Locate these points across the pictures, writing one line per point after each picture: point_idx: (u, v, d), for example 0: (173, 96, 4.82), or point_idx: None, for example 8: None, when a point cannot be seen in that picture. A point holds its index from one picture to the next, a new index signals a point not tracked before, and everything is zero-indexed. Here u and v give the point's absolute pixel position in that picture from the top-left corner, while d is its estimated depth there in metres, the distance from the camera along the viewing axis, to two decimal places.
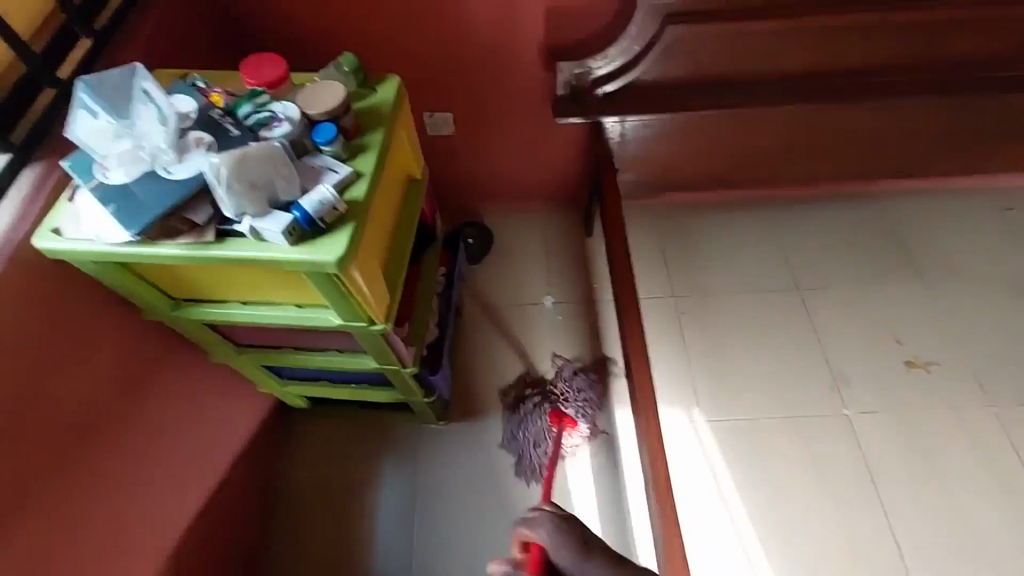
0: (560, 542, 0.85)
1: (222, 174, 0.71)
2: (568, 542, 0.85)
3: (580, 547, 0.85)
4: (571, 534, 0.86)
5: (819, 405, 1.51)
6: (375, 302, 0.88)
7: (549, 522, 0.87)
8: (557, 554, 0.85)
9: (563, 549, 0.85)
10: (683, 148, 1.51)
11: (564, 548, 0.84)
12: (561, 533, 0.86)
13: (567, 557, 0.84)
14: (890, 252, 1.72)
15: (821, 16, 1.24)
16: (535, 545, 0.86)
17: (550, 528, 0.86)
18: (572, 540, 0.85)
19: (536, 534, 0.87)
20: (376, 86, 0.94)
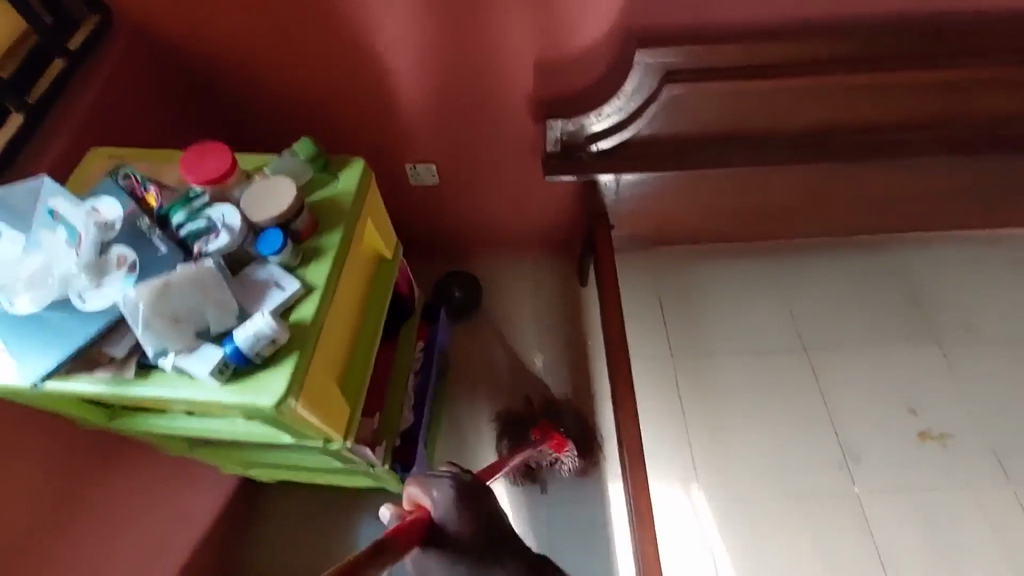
0: (452, 514, 0.74)
1: (138, 310, 0.61)
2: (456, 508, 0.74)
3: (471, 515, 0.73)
4: (465, 502, 0.75)
5: (826, 482, 1.41)
6: (332, 422, 0.78)
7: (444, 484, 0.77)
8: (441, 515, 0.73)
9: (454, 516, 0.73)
10: (683, 205, 1.39)
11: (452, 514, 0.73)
12: (455, 503, 0.74)
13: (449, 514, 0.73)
14: (902, 309, 1.62)
15: (836, 75, 1.13)
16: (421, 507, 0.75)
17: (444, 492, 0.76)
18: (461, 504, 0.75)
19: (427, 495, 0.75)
20: (338, 173, 0.83)
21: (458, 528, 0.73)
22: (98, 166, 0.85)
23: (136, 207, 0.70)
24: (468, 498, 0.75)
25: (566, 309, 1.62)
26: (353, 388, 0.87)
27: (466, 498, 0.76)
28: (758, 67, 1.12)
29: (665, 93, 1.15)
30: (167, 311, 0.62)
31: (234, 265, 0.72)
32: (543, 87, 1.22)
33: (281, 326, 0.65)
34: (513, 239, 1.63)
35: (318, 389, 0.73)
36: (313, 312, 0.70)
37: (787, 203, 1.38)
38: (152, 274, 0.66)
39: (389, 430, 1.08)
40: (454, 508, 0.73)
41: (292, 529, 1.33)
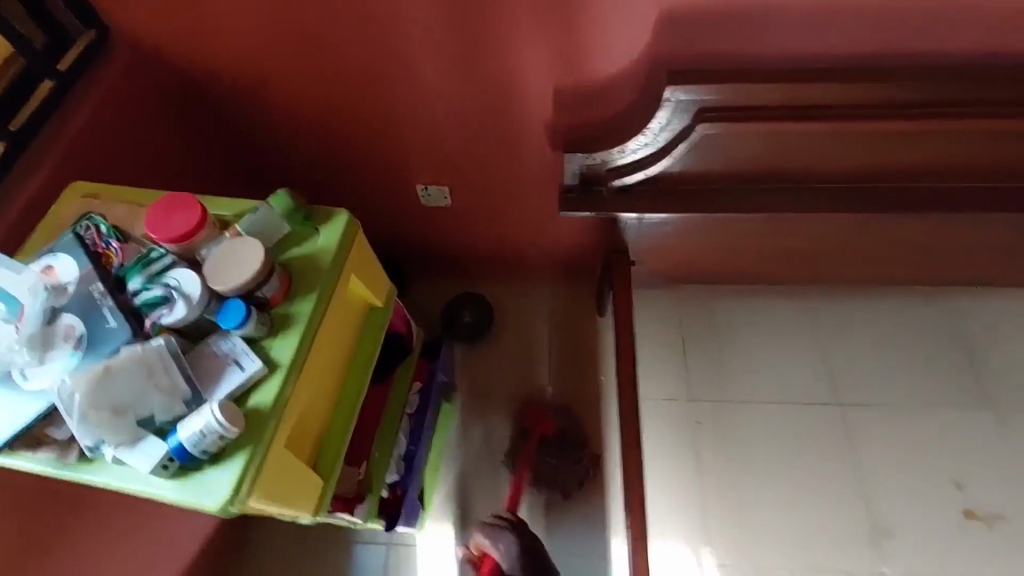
0: (513, 561, 1.07)
1: (74, 401, 0.57)
2: (514, 555, 1.08)
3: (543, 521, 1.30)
4: (519, 548, 1.09)
5: (852, 558, 1.28)
6: (297, 503, 0.72)
7: (506, 538, 1.10)
8: (505, 563, 1.08)
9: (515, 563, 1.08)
10: (713, 244, 1.26)
11: (512, 560, 1.08)
12: (514, 554, 1.08)
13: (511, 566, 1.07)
14: (955, 367, 1.45)
15: (896, 120, 0.99)
16: (489, 554, 1.10)
17: (507, 543, 1.09)
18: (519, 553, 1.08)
19: (495, 546, 1.10)
20: (319, 227, 0.76)
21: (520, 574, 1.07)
22: (72, 204, 0.81)
23: (92, 270, 0.65)
24: (523, 550, 1.08)
25: (579, 341, 1.51)
26: (329, 455, 0.81)
27: (523, 551, 1.09)
28: (808, 107, 0.99)
29: (698, 131, 1.03)
30: (107, 400, 0.58)
31: (195, 334, 0.66)
32: (565, 112, 1.11)
33: (233, 421, 0.59)
34: (527, 263, 1.53)
35: (281, 475, 0.67)
36: (273, 397, 0.63)
37: (830, 248, 1.24)
38: (100, 351, 0.61)
39: (376, 481, 1.00)
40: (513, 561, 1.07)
41: (283, 559, 1.30)
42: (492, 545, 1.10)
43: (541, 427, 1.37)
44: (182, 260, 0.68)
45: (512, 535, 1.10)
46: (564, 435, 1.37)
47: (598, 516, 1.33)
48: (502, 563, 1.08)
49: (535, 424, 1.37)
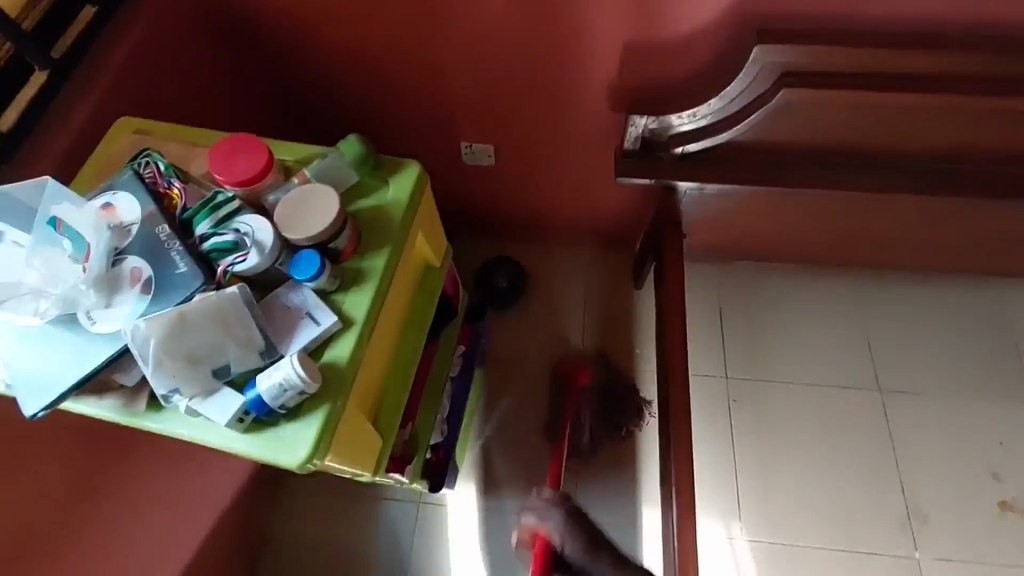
0: (566, 537, 0.90)
1: (150, 348, 0.56)
2: (569, 533, 0.90)
3: (588, 543, 0.90)
4: (578, 528, 0.91)
5: (885, 541, 1.28)
6: (361, 460, 0.71)
7: (556, 516, 0.92)
8: (563, 544, 0.90)
9: (572, 544, 0.90)
10: (770, 219, 1.20)
11: (569, 541, 0.90)
12: (567, 529, 0.90)
13: (573, 550, 0.90)
14: (1001, 359, 1.41)
15: (993, 95, 0.92)
16: (541, 533, 0.92)
17: (559, 522, 0.91)
18: (579, 535, 0.90)
19: (543, 525, 0.92)
20: (388, 178, 0.71)
21: (574, 551, 0.90)
22: (121, 141, 0.76)
23: (155, 210, 0.63)
24: (578, 521, 0.91)
25: (616, 312, 1.45)
26: (387, 415, 0.78)
27: (576, 523, 0.92)
28: (903, 79, 0.92)
29: (776, 99, 0.96)
30: (182, 349, 0.57)
31: (264, 285, 0.64)
32: (630, 69, 1.04)
33: (311, 376, 0.57)
34: (568, 229, 1.46)
35: (350, 431, 0.66)
36: (348, 354, 0.61)
37: (894, 229, 1.18)
38: (169, 296, 0.59)
39: (422, 443, 0.98)
40: (568, 536, 0.90)
41: (312, 514, 1.29)
42: (542, 522, 0.92)
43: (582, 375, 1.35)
44: (249, 206, 0.65)
45: (562, 511, 0.92)
46: (601, 396, 1.34)
47: (629, 488, 1.31)
48: (557, 546, 0.91)
49: (574, 370, 1.36)
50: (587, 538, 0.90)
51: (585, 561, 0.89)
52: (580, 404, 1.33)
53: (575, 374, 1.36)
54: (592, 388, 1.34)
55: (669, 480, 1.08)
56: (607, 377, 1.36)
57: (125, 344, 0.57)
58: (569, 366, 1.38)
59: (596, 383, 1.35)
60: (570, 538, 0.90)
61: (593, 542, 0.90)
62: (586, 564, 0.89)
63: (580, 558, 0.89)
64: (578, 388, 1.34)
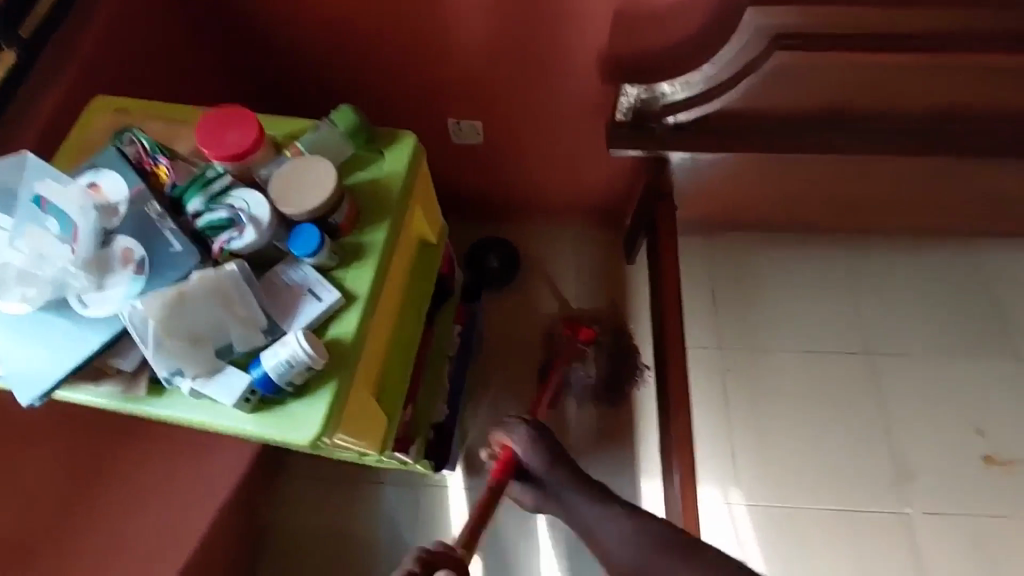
0: (530, 448, 0.91)
1: (150, 328, 0.54)
2: (535, 451, 0.90)
3: (549, 457, 0.90)
4: (543, 442, 0.91)
5: (875, 497, 1.32)
6: (367, 440, 0.69)
7: (522, 430, 0.92)
8: (525, 455, 0.91)
9: (536, 456, 0.91)
10: (759, 187, 1.21)
11: (534, 456, 0.90)
12: (532, 441, 0.91)
13: (533, 459, 0.90)
14: (981, 317, 1.45)
15: (977, 54, 0.93)
16: (507, 447, 0.92)
17: (526, 437, 0.91)
18: (542, 449, 0.91)
19: (510, 437, 0.92)
20: (384, 151, 0.69)
21: (536, 462, 0.90)
22: (101, 116, 0.73)
23: (143, 188, 0.61)
24: (542, 435, 0.91)
25: (609, 287, 1.44)
26: (391, 395, 0.77)
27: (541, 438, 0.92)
28: (892, 38, 0.92)
29: (769, 64, 0.96)
30: (184, 328, 0.55)
31: (263, 263, 0.62)
32: (620, 38, 1.02)
33: (317, 351, 0.56)
34: (558, 205, 1.45)
35: (356, 409, 0.64)
36: (354, 328, 0.60)
37: (881, 192, 1.20)
38: (166, 276, 0.58)
39: (423, 424, 0.98)
40: (532, 446, 0.90)
41: (313, 502, 1.28)
42: (508, 435, 0.92)
43: (581, 334, 1.35)
44: (242, 182, 0.63)
45: (530, 424, 0.92)
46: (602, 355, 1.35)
47: (629, 461, 1.32)
48: (520, 453, 0.91)
49: (574, 326, 1.37)
50: (549, 450, 0.90)
51: (545, 472, 0.90)
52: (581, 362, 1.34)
53: (577, 334, 1.35)
54: (591, 349, 1.35)
55: (669, 449, 1.09)
56: (610, 336, 1.37)
57: (123, 326, 0.56)
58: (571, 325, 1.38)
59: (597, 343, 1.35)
60: (536, 455, 0.90)
61: (554, 458, 0.90)
62: (544, 475, 0.90)
63: (541, 468, 0.90)
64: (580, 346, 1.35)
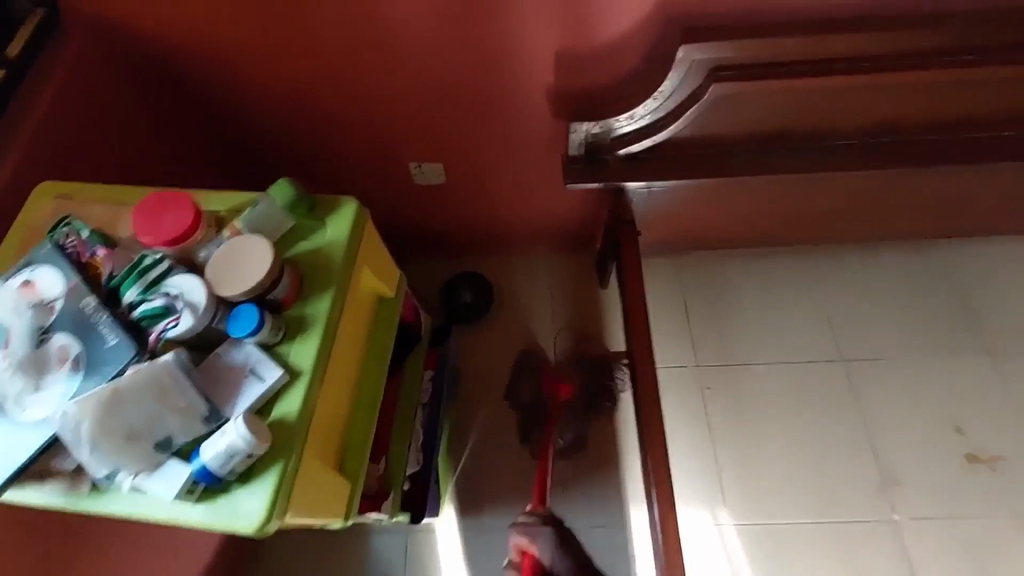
0: (555, 555, 1.10)
1: (85, 432, 0.57)
2: (558, 554, 1.10)
3: (571, 565, 1.10)
4: (564, 544, 1.12)
5: (862, 506, 1.31)
6: (327, 510, 0.70)
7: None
8: (547, 558, 1.10)
9: (558, 560, 1.10)
10: (718, 209, 1.22)
11: (556, 559, 1.09)
12: (554, 544, 1.11)
13: (558, 565, 1.09)
14: (952, 315, 1.46)
15: (912, 69, 0.95)
16: (530, 552, 1.10)
17: (548, 541, 1.11)
18: (563, 556, 1.10)
19: (532, 542, 1.11)
20: (326, 219, 0.72)
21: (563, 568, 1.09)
22: (43, 200, 0.75)
23: (79, 282, 0.64)
24: (564, 542, 1.12)
25: (584, 314, 1.44)
26: (354, 458, 0.77)
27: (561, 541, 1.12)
28: (824, 62, 0.95)
29: (710, 93, 0.98)
30: (121, 427, 0.58)
31: (204, 345, 0.65)
32: (565, 76, 1.04)
33: (257, 437, 0.58)
34: (527, 237, 1.46)
35: (313, 482, 0.66)
36: (298, 406, 0.62)
37: (840, 202, 1.21)
38: (101, 371, 0.60)
39: (397, 477, 0.98)
40: (556, 549, 1.10)
41: (296, 557, 1.25)
42: (532, 541, 1.11)
43: (563, 388, 1.35)
44: (180, 264, 0.66)
45: (551, 527, 1.13)
46: (580, 405, 1.34)
47: (615, 490, 1.29)
48: (544, 559, 1.09)
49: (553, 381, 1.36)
50: (573, 557, 1.11)
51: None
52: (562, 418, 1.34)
53: (560, 390, 1.35)
54: (574, 396, 1.35)
55: (649, 480, 1.08)
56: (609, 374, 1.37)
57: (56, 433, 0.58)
58: (557, 378, 1.36)
59: (578, 394, 1.35)
60: (561, 558, 1.10)
61: (576, 561, 1.11)
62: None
63: (565, 572, 1.09)
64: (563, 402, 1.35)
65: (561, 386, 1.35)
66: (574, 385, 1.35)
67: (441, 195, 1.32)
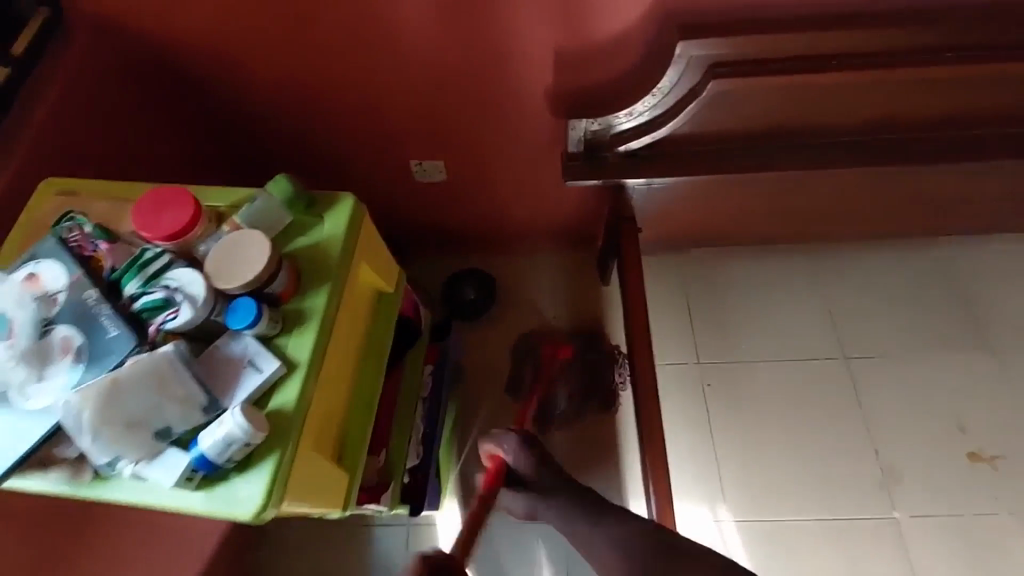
0: (521, 458, 0.93)
1: (86, 420, 0.58)
2: (525, 457, 0.93)
3: (538, 463, 0.92)
4: (531, 450, 0.93)
5: (862, 504, 1.31)
6: (324, 501, 0.71)
7: (513, 440, 0.94)
8: (515, 464, 0.93)
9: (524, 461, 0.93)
10: (718, 206, 1.22)
11: (523, 462, 0.93)
12: (522, 449, 0.93)
13: (524, 466, 0.93)
14: (954, 313, 1.46)
15: (911, 66, 0.95)
16: (497, 456, 0.96)
17: (515, 446, 0.94)
18: (530, 460, 0.93)
19: (500, 449, 0.95)
20: (324, 214, 0.73)
21: (528, 465, 0.92)
22: (49, 197, 0.77)
23: (81, 275, 0.65)
24: (532, 444, 0.94)
25: (584, 310, 1.45)
26: (352, 450, 0.78)
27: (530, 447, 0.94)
28: (823, 59, 0.95)
29: (708, 90, 0.98)
30: (121, 415, 0.59)
31: (204, 337, 0.66)
32: (564, 73, 1.04)
33: (254, 427, 0.59)
34: (527, 234, 1.46)
35: (310, 473, 0.67)
36: (294, 398, 0.63)
37: (840, 199, 1.20)
38: (103, 362, 0.62)
39: (397, 469, 0.99)
40: (523, 453, 0.93)
41: (298, 551, 1.27)
42: (499, 447, 0.95)
43: (561, 352, 1.36)
44: (181, 258, 0.68)
45: (520, 439, 0.94)
46: (578, 373, 1.36)
47: (615, 486, 1.29)
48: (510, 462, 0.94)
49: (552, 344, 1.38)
50: (539, 461, 0.92)
51: (536, 475, 0.92)
52: (560, 380, 1.34)
53: (558, 353, 1.37)
54: (571, 362, 1.36)
55: (646, 475, 1.08)
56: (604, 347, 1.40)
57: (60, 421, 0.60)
58: (554, 343, 1.39)
59: (576, 361, 1.36)
60: (527, 461, 0.92)
61: (545, 468, 0.92)
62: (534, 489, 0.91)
63: (530, 469, 0.92)
64: (561, 365, 1.35)
65: (559, 350, 1.37)
66: (571, 349, 1.37)
67: (442, 192, 1.33)
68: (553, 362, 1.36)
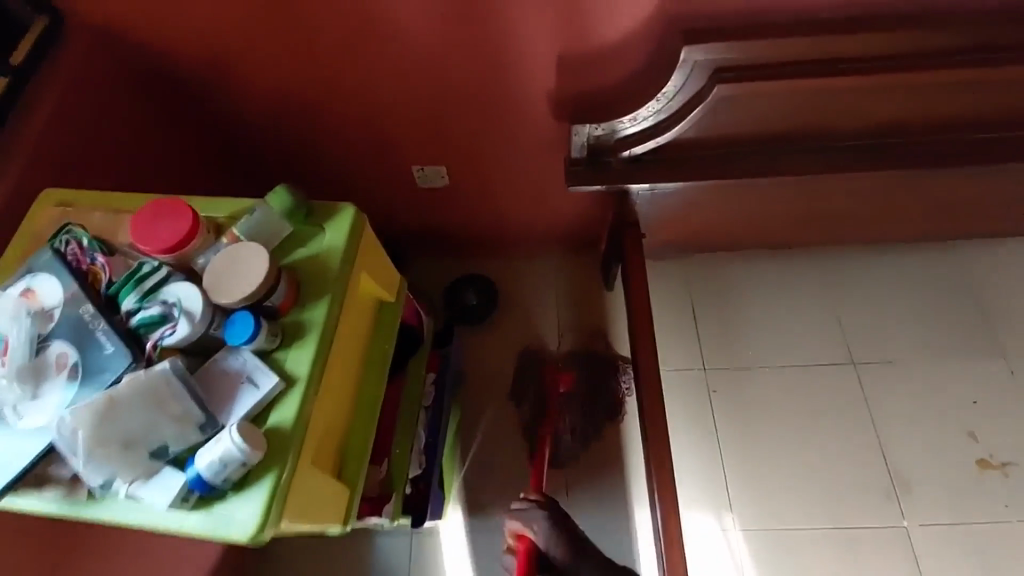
0: (551, 541, 0.94)
1: (80, 441, 0.57)
2: (554, 539, 0.94)
3: (568, 547, 0.94)
4: (561, 532, 0.95)
5: (870, 512, 1.29)
6: (325, 517, 0.70)
7: (541, 518, 0.96)
8: (546, 546, 0.95)
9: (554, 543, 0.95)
10: (723, 211, 1.21)
11: (553, 544, 0.94)
12: (550, 531, 0.95)
13: (555, 550, 0.94)
14: (963, 317, 1.44)
15: (920, 69, 0.93)
16: (525, 537, 0.96)
17: (543, 525, 0.95)
18: (560, 543, 0.94)
19: (528, 529, 0.96)
20: (324, 225, 0.72)
21: (560, 551, 0.94)
22: (47, 209, 0.76)
23: (77, 290, 0.65)
24: (560, 525, 0.96)
25: (588, 316, 1.44)
26: (353, 464, 0.77)
27: (559, 528, 0.96)
28: (829, 63, 0.93)
29: (713, 95, 0.97)
30: (116, 435, 0.58)
31: (200, 352, 0.65)
32: (566, 77, 1.03)
33: (252, 446, 0.59)
34: (531, 239, 1.45)
35: (309, 490, 0.66)
36: (293, 414, 0.62)
37: (848, 204, 1.18)
38: (99, 380, 0.61)
39: (399, 480, 0.99)
40: (552, 536, 0.94)
41: (300, 559, 1.26)
42: (527, 527, 0.96)
43: (563, 385, 1.33)
44: (179, 270, 0.67)
45: (547, 516, 0.96)
46: (583, 399, 1.34)
47: (619, 494, 1.28)
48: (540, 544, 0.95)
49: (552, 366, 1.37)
50: (569, 544, 0.94)
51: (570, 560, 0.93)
52: (565, 418, 1.32)
53: (560, 389, 1.33)
54: (573, 390, 1.34)
55: (651, 484, 1.06)
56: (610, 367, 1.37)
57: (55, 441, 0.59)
58: (553, 377, 1.34)
59: (578, 387, 1.34)
60: (556, 542, 0.94)
61: (576, 548, 0.94)
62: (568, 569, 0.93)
63: (564, 556, 0.93)
64: (563, 402, 1.33)
65: (561, 385, 1.33)
66: (572, 383, 1.34)
67: (445, 197, 1.32)
68: (556, 400, 1.33)
